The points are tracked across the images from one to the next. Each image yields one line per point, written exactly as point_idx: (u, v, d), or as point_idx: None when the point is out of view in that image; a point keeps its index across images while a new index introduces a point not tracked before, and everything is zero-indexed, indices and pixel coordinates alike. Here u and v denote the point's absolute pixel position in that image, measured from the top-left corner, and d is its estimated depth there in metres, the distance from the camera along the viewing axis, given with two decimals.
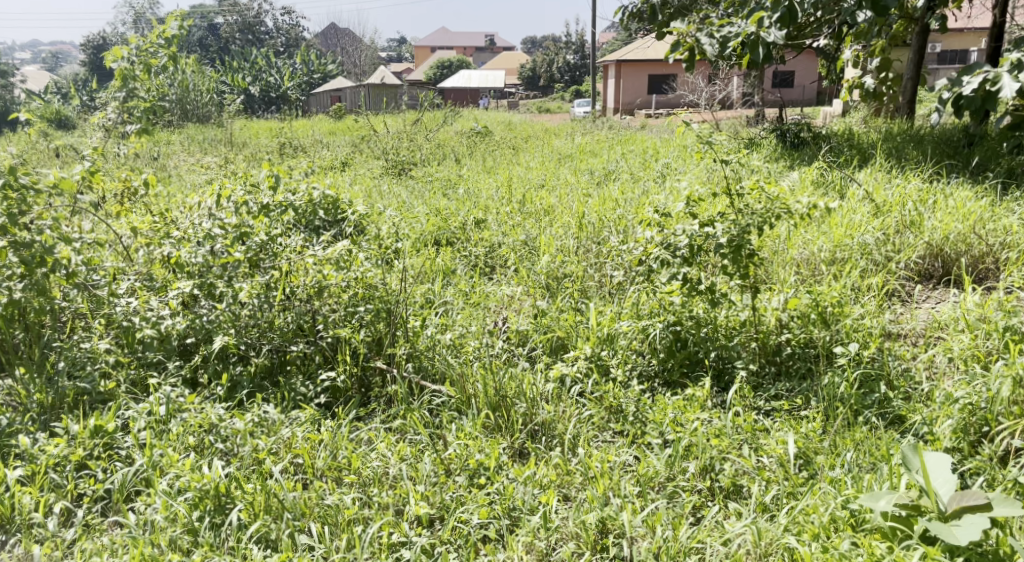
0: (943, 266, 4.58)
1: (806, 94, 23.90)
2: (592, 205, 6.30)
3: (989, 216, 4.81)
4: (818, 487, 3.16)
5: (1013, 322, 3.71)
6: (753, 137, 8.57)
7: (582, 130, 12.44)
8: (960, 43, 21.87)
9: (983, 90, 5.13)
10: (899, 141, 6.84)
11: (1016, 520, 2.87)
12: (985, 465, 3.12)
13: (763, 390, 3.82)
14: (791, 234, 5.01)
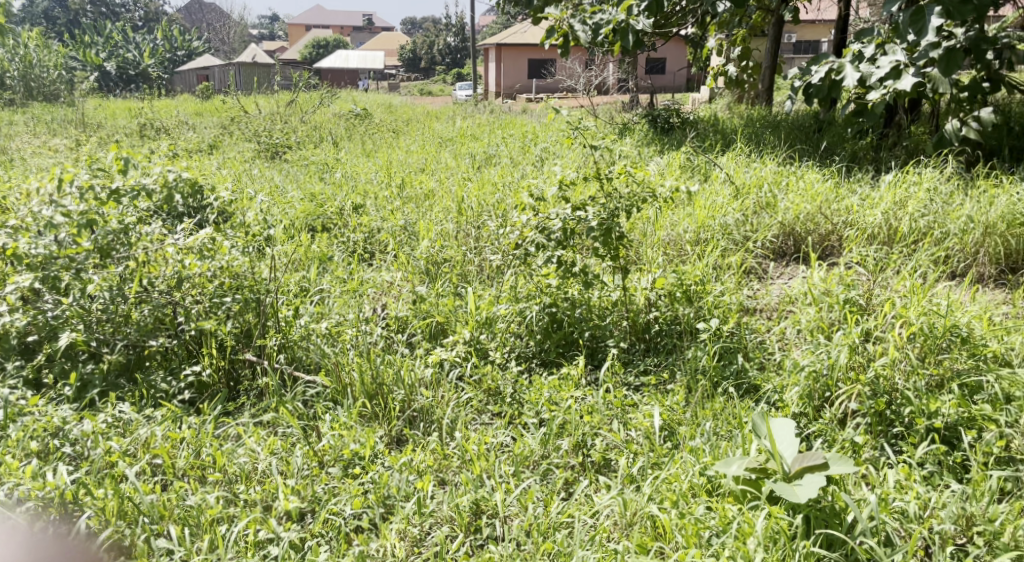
0: (794, 245, 4.86)
1: (676, 81, 24.69)
2: (472, 189, 6.32)
3: (834, 197, 5.07)
4: (679, 457, 3.28)
5: (852, 295, 3.95)
6: (626, 122, 8.76)
7: (462, 114, 12.45)
8: (812, 35, 23.11)
9: (829, 79, 5.42)
10: (757, 128, 7.16)
11: (852, 477, 3.07)
12: (827, 428, 3.32)
13: (632, 366, 3.94)
14: (659, 216, 5.18)
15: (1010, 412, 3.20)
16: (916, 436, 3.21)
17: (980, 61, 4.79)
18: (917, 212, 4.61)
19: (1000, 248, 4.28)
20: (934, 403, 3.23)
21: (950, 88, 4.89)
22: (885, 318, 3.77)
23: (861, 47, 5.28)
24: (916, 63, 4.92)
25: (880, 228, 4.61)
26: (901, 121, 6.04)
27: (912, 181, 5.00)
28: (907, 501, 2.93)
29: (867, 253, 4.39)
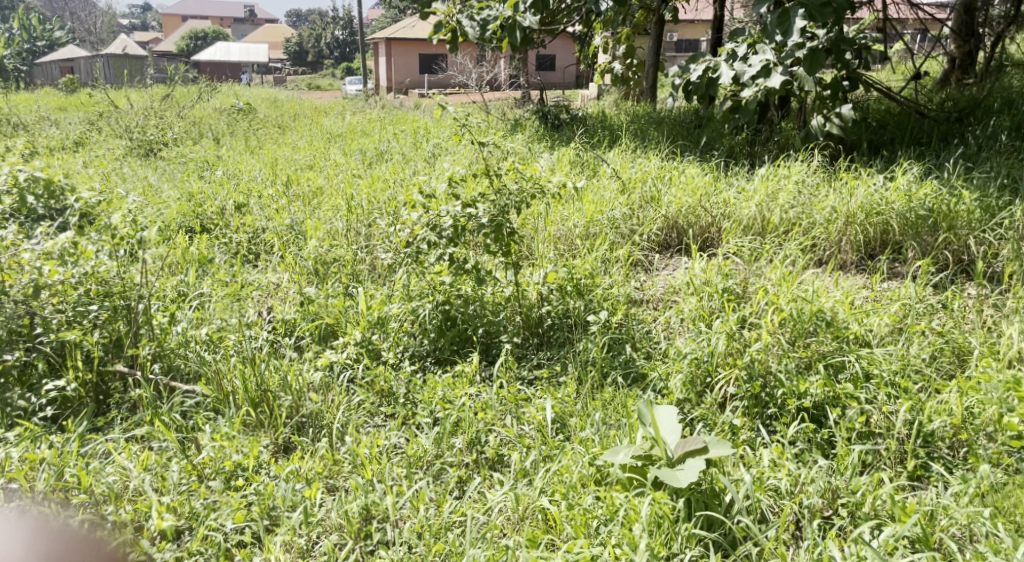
0: (678, 237, 4.96)
1: (566, 78, 25.01)
2: (361, 186, 6.19)
3: (714, 190, 5.20)
4: (570, 449, 3.26)
5: (729, 284, 4.06)
6: (518, 118, 8.77)
7: (351, 109, 12.23)
8: (693, 35, 23.82)
9: (706, 77, 5.59)
10: (641, 124, 7.28)
11: (733, 458, 3.14)
12: (709, 412, 3.40)
13: (526, 360, 3.92)
14: (549, 210, 5.19)
15: (869, 390, 3.36)
16: (788, 416, 3.32)
17: (840, 62, 5.02)
18: (788, 204, 4.78)
19: (861, 235, 4.49)
20: (803, 384, 3.34)
21: (815, 87, 5.10)
22: (758, 304, 3.90)
23: (734, 46, 5.46)
24: (783, 62, 5.11)
25: (754, 220, 4.77)
26: (773, 117, 6.26)
27: (783, 173, 5.18)
28: (779, 478, 3.01)
29: (742, 244, 4.54)
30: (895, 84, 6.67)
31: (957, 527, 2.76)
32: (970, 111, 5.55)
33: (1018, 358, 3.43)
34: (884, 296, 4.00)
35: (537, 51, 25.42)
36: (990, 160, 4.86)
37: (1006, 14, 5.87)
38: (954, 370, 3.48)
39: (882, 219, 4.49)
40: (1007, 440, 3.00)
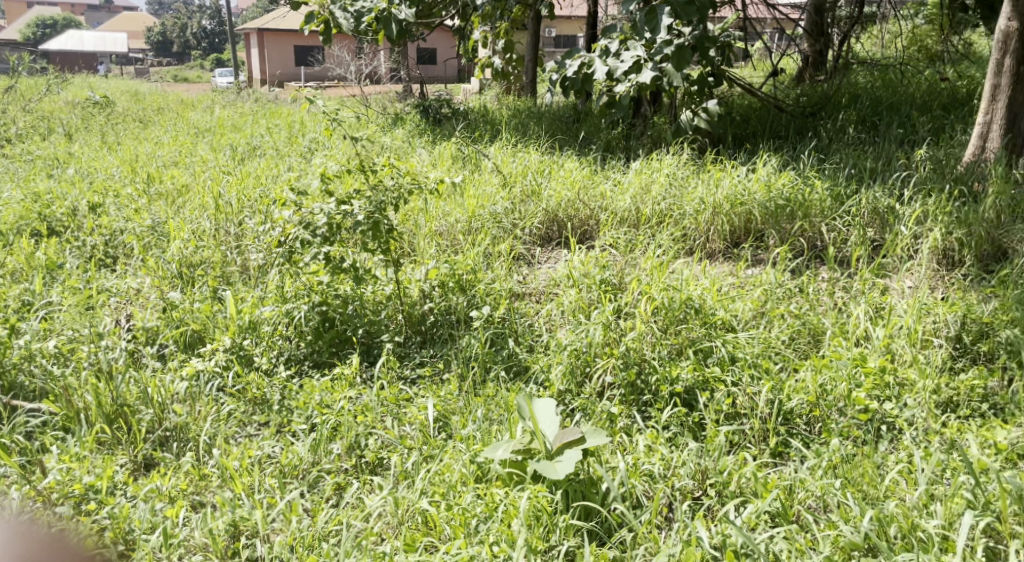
0: (558, 230, 5.04)
1: (446, 72, 25.00)
2: (229, 183, 6.00)
3: (591, 184, 5.29)
4: (451, 448, 3.24)
5: (607, 275, 4.15)
6: (397, 112, 8.70)
7: (219, 102, 11.85)
8: (570, 29, 24.24)
9: (582, 72, 5.60)
10: (522, 118, 7.35)
11: (609, 446, 3.21)
12: (588, 402, 3.46)
13: (409, 359, 3.89)
14: (430, 206, 5.16)
15: (735, 372, 3.52)
16: (661, 401, 3.43)
17: (706, 58, 5.18)
18: (660, 197, 4.92)
19: (728, 225, 4.68)
20: (675, 369, 3.48)
21: (683, 83, 5.26)
22: (632, 295, 4.00)
23: (607, 43, 5.55)
24: (653, 58, 5.28)
25: (628, 213, 4.88)
26: (646, 112, 6.41)
27: (655, 167, 5.32)
28: (653, 463, 3.10)
29: (618, 236, 4.65)
30: (757, 80, 7.00)
31: (812, 499, 2.91)
32: (822, 106, 5.85)
33: (865, 337, 3.66)
34: (748, 282, 4.19)
35: (416, 44, 25.28)
36: (840, 152, 5.15)
37: (850, 15, 6.22)
38: (810, 349, 3.69)
39: (745, 209, 4.68)
40: (855, 413, 3.21)
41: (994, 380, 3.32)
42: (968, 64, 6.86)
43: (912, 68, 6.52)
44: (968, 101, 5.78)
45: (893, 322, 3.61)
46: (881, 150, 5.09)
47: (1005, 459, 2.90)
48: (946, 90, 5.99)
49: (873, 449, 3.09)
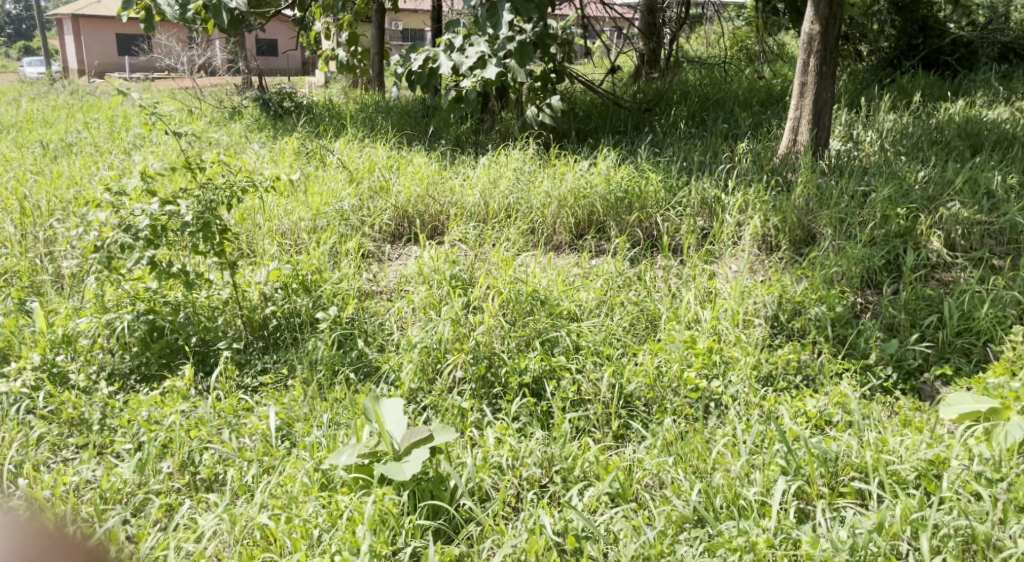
0: (409, 225, 5.04)
1: (287, 64, 24.32)
2: (39, 185, 5.65)
3: (440, 178, 5.28)
4: (293, 457, 3.18)
5: (457, 271, 4.19)
6: (235, 106, 8.42)
7: (31, 95, 11.06)
8: (416, 23, 24.13)
9: (428, 67, 5.65)
10: (369, 113, 7.28)
11: (458, 446, 3.23)
12: (440, 399, 3.49)
13: (249, 366, 3.80)
14: (272, 205, 5.03)
15: (579, 359, 3.65)
16: (511, 393, 3.51)
17: (547, 56, 5.31)
18: (507, 191, 4.99)
19: (572, 218, 4.83)
20: (523, 360, 3.58)
21: (526, 79, 5.35)
22: (480, 289, 4.07)
23: (451, 38, 5.56)
24: (497, 55, 5.29)
25: (477, 207, 4.94)
26: (494, 107, 6.49)
27: (502, 162, 5.39)
28: (502, 455, 3.16)
29: (466, 231, 4.69)
30: (597, 76, 7.24)
31: (649, 477, 3.09)
32: (655, 103, 6.14)
33: (696, 320, 3.91)
34: (590, 273, 4.35)
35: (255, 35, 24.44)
36: (672, 146, 5.44)
37: (677, 16, 6.56)
38: (648, 334, 3.90)
39: (588, 201, 4.84)
40: (687, 393, 3.44)
41: (807, 353, 3.65)
42: (781, 63, 7.39)
43: (735, 66, 6.94)
44: (782, 98, 6.22)
45: (719, 305, 3.89)
46: (708, 143, 5.40)
47: (814, 425, 3.24)
48: (763, 87, 6.43)
49: (703, 425, 3.32)
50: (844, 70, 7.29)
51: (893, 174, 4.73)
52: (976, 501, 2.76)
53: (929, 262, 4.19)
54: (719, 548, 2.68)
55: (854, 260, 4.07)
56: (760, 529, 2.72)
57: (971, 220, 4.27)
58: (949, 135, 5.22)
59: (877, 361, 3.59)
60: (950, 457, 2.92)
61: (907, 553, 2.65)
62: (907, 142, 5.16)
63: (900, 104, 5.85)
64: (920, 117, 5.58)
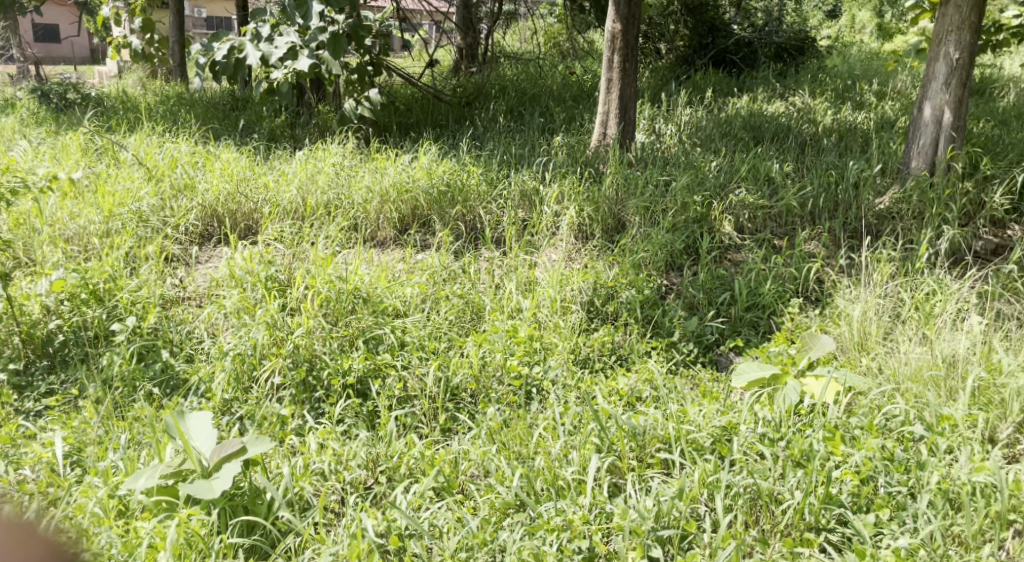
0: (219, 224, 4.87)
1: (76, 52, 22.59)
2: None
3: (251, 175, 5.08)
4: (83, 486, 2.93)
5: (272, 272, 4.07)
6: (11, 98, 7.71)
7: None
8: (221, 10, 23.07)
9: (234, 57, 5.29)
10: (171, 106, 6.91)
11: (271, 458, 3.13)
12: (256, 407, 3.38)
13: (31, 389, 3.53)
14: (53, 207, 4.65)
15: (404, 356, 3.64)
16: (334, 395, 3.44)
17: (361, 47, 5.15)
18: (326, 186, 4.88)
19: (395, 214, 4.81)
20: (347, 361, 3.52)
21: (341, 70, 5.20)
22: (298, 290, 3.95)
23: (257, 27, 5.32)
24: (309, 46, 5.17)
25: (292, 204, 4.82)
26: (308, 99, 6.33)
27: (320, 156, 5.27)
28: (324, 460, 3.10)
29: (282, 230, 4.56)
30: (411, 70, 7.23)
31: (474, 468, 3.14)
32: (474, 96, 6.19)
33: (518, 309, 4.01)
34: (414, 268, 4.34)
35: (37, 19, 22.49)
36: (492, 139, 5.52)
37: (491, 12, 6.66)
38: (474, 324, 3.95)
39: (411, 196, 4.82)
40: (510, 381, 3.53)
41: (619, 335, 3.84)
42: (590, 60, 7.65)
43: (548, 62, 7.14)
44: (592, 93, 6.45)
45: (538, 294, 3.99)
46: (526, 137, 5.53)
47: (626, 403, 3.40)
48: (575, 82, 6.67)
49: (526, 411, 3.42)
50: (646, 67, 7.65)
51: (690, 164, 5.04)
52: (761, 460, 3.00)
53: (722, 244, 4.56)
54: (539, 530, 2.77)
55: (658, 246, 4.32)
56: (576, 507, 2.85)
57: (756, 205, 4.65)
58: (736, 128, 5.60)
59: (680, 338, 3.87)
60: (739, 422, 3.17)
61: (705, 514, 2.86)
62: (701, 135, 5.52)
63: (694, 99, 6.22)
64: (712, 111, 5.97)
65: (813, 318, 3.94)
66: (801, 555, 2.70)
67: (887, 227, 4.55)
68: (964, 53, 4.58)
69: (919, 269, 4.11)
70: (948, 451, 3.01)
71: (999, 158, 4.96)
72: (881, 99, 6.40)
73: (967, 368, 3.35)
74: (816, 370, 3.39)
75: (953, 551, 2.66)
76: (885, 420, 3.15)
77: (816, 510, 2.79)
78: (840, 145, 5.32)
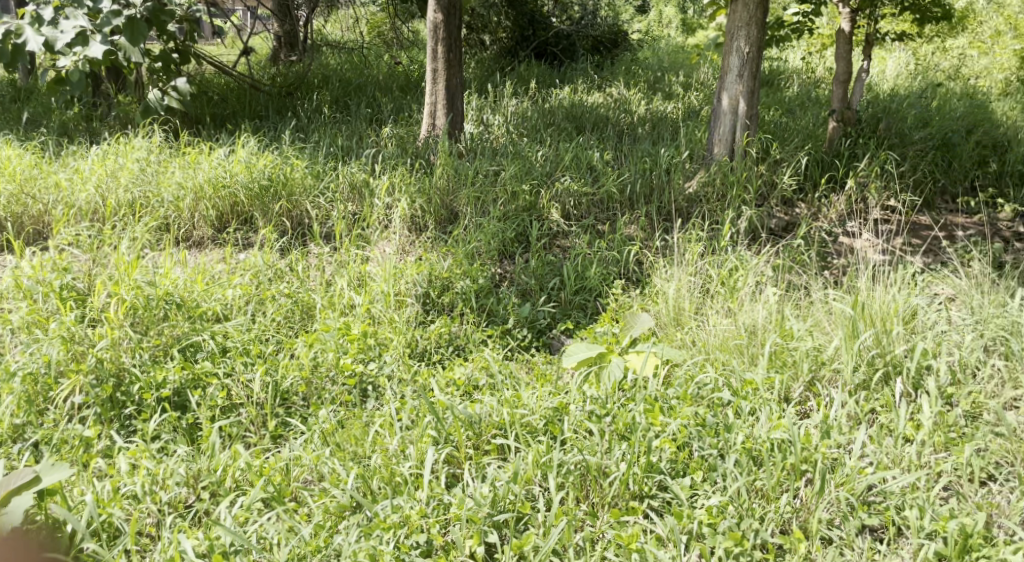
0: (2, 229, 4.43)
1: None
2: None
3: (39, 174, 4.64)
4: None
5: (68, 281, 3.73)
6: None
7: None
8: None
9: (11, 43, 4.68)
10: None
11: (66, 487, 2.86)
12: (53, 432, 3.08)
13: None
14: None
15: (226, 363, 3.43)
16: (148, 410, 3.18)
17: (163, 32, 4.90)
18: (129, 185, 4.54)
19: (212, 211, 4.54)
20: (161, 373, 3.27)
21: (140, 58, 4.84)
22: (99, 299, 3.63)
23: (37, 9, 4.70)
24: (101, 31, 4.69)
25: (89, 205, 4.45)
26: (105, 89, 5.86)
27: (120, 151, 4.89)
28: (136, 482, 2.86)
29: (78, 233, 4.19)
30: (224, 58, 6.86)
31: (307, 473, 2.99)
32: (296, 86, 5.95)
33: (351, 305, 3.87)
34: (236, 268, 4.09)
35: None
36: (316, 131, 5.33)
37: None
38: (304, 324, 3.78)
39: (228, 191, 4.56)
40: (344, 380, 3.39)
41: (456, 325, 3.79)
42: (414, 51, 7.54)
43: (373, 52, 6.98)
44: (419, 83, 6.35)
45: (371, 289, 3.88)
46: (352, 128, 5.36)
47: (463, 392, 3.35)
48: (401, 72, 6.55)
49: (362, 410, 3.30)
50: (470, 58, 7.64)
51: (518, 154, 5.05)
52: (589, 437, 3.04)
53: (550, 231, 4.62)
54: (374, 530, 2.67)
55: (489, 236, 4.30)
56: (413, 501, 2.78)
57: (580, 193, 4.74)
58: (561, 119, 5.68)
59: (515, 325, 3.87)
60: (569, 402, 3.20)
61: (539, 495, 2.87)
62: (528, 125, 5.55)
63: (520, 91, 6.26)
64: (537, 102, 6.02)
65: (635, 298, 4.03)
66: (627, 523, 2.77)
67: (696, 208, 4.74)
68: (753, 48, 4.82)
69: (723, 248, 4.30)
70: (751, 413, 3.17)
71: (786, 143, 5.24)
72: (687, 89, 6.69)
73: (766, 336, 3.51)
74: (637, 347, 3.48)
75: (759, 504, 2.78)
76: (697, 389, 3.26)
77: (640, 479, 2.86)
78: (654, 133, 5.49)
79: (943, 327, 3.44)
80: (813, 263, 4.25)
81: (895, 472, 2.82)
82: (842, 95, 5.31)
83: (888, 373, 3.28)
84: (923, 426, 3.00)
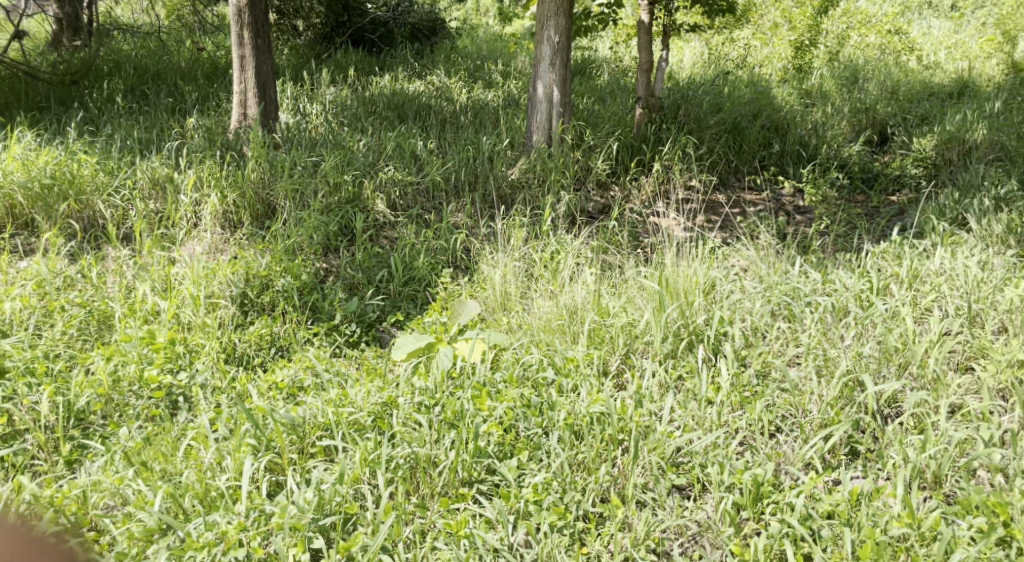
0: None
1: None
2: None
3: None
4: None
5: None
6: None
7: None
8: None
9: None
10: None
11: None
12: None
13: None
14: None
15: (4, 386, 3.08)
16: None
17: None
18: None
19: None
20: None
21: None
22: None
23: None
24: None
25: None
26: None
27: None
28: None
29: None
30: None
31: (108, 499, 2.73)
32: (85, 74, 5.46)
33: (156, 312, 3.59)
34: (15, 278, 3.70)
35: None
36: (111, 123, 4.90)
37: None
38: (101, 335, 3.46)
39: (3, 192, 4.13)
40: (151, 393, 3.13)
41: (279, 325, 3.60)
42: (221, 36, 7.12)
43: (173, 37, 6.53)
44: (227, 70, 5.99)
45: (177, 294, 3.60)
46: (152, 119, 4.98)
47: (287, 395, 3.16)
48: (206, 59, 6.17)
49: (173, 423, 3.05)
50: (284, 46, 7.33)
51: (339, 144, 4.87)
52: (419, 429, 2.94)
53: (377, 223, 4.47)
54: (186, 551, 2.46)
55: (311, 229, 4.11)
56: (230, 516, 2.58)
57: (404, 181, 4.62)
58: (382, 107, 5.51)
59: (342, 321, 3.71)
60: (399, 395, 3.09)
61: (367, 493, 2.75)
62: (348, 114, 5.36)
63: (339, 79, 6.04)
64: (357, 91, 5.82)
65: (463, 285, 3.97)
66: (458, 510, 2.72)
67: (519, 195, 4.74)
68: (563, 37, 4.87)
69: (546, 232, 4.32)
70: (573, 390, 3.18)
71: (598, 129, 5.34)
72: (505, 77, 6.70)
73: (585, 314, 3.54)
74: (465, 335, 3.42)
75: (581, 478, 2.79)
76: (522, 370, 3.25)
77: (468, 465, 2.80)
78: (476, 121, 5.45)
79: (735, 297, 3.58)
80: (625, 242, 4.34)
81: (697, 433, 2.90)
82: (646, 83, 5.45)
83: (690, 342, 3.39)
84: (721, 388, 3.10)
